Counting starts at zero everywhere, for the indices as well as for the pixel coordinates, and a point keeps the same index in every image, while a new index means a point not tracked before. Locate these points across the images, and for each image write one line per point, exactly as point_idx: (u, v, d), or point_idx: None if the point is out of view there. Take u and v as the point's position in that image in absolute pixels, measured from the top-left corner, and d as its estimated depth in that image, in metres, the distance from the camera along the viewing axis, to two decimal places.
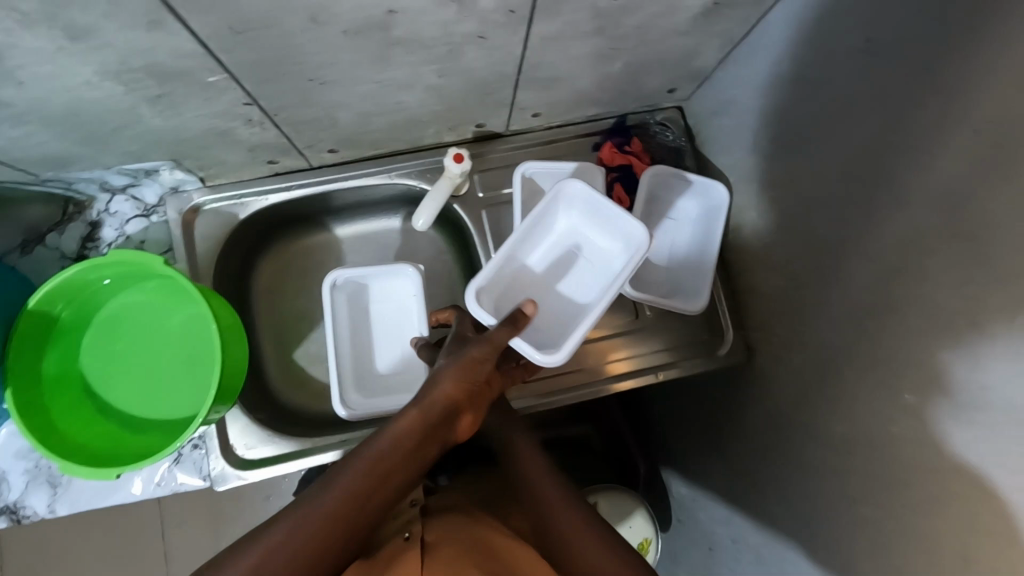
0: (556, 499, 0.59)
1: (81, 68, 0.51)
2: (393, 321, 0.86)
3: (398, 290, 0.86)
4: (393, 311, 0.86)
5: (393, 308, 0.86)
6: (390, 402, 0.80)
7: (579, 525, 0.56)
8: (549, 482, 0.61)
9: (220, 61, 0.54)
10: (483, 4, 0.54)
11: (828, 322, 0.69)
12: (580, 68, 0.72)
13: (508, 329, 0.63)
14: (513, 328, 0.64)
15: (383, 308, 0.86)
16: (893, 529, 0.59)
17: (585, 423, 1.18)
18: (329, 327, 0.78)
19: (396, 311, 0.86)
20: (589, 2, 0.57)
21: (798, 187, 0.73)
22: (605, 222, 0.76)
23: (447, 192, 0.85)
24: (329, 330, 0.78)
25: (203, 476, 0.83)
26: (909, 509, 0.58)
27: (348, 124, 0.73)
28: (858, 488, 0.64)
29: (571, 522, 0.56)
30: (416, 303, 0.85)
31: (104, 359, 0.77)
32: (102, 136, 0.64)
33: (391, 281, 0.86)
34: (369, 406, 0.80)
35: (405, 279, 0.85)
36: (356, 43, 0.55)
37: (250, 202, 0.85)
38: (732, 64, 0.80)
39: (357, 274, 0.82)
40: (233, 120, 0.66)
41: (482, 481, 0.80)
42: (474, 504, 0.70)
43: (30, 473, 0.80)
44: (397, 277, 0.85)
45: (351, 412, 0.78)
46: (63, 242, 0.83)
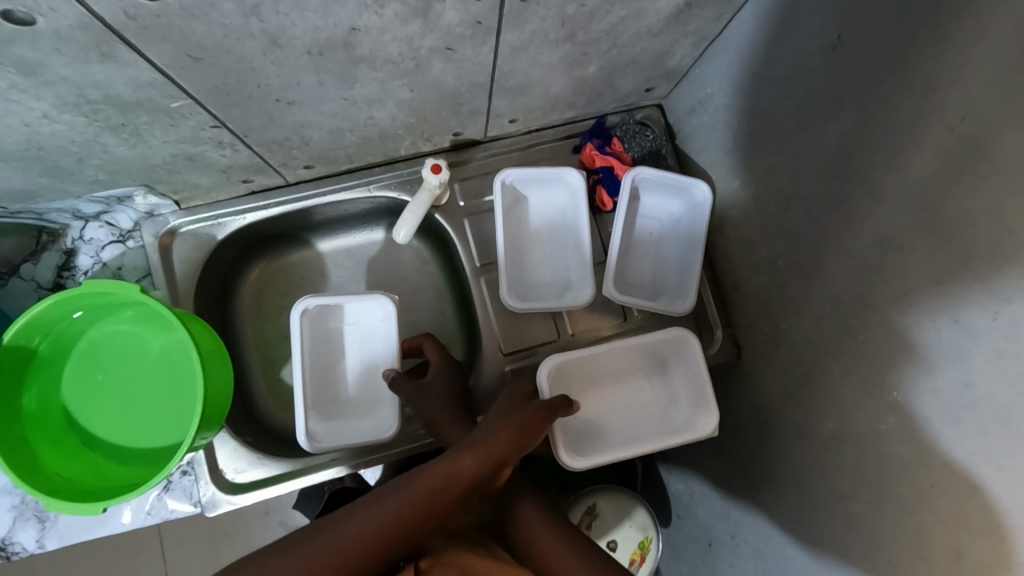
0: (533, 518, 0.62)
1: (37, 102, 0.49)
2: (362, 348, 0.84)
3: (367, 316, 0.84)
4: (364, 338, 0.84)
5: (363, 335, 0.84)
6: (358, 431, 0.80)
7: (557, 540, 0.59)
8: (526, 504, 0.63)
9: (182, 88, 0.52)
10: (447, 17, 0.53)
11: (813, 320, 0.69)
12: (553, 73, 0.71)
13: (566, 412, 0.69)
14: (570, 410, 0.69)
15: (352, 334, 0.84)
16: (883, 525, 0.59)
17: None
18: (297, 358, 0.75)
19: (364, 338, 0.84)
20: (556, 10, 0.57)
21: (775, 185, 0.72)
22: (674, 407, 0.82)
23: (426, 204, 0.84)
24: (296, 356, 0.75)
25: (193, 502, 0.82)
26: (899, 505, 0.58)
27: (321, 141, 0.72)
28: (848, 484, 0.65)
29: (551, 538, 0.59)
30: (382, 328, 0.83)
31: (87, 391, 0.76)
32: (68, 166, 0.63)
33: (360, 307, 0.84)
34: (335, 438, 0.78)
35: (376, 305, 0.83)
36: (320, 63, 0.54)
37: (227, 222, 0.84)
38: (708, 61, 0.79)
39: (330, 301, 0.79)
40: (203, 144, 0.65)
41: None
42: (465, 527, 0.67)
43: (17, 509, 0.79)
44: (369, 302, 0.83)
45: (316, 443, 0.76)
46: (39, 272, 0.81)
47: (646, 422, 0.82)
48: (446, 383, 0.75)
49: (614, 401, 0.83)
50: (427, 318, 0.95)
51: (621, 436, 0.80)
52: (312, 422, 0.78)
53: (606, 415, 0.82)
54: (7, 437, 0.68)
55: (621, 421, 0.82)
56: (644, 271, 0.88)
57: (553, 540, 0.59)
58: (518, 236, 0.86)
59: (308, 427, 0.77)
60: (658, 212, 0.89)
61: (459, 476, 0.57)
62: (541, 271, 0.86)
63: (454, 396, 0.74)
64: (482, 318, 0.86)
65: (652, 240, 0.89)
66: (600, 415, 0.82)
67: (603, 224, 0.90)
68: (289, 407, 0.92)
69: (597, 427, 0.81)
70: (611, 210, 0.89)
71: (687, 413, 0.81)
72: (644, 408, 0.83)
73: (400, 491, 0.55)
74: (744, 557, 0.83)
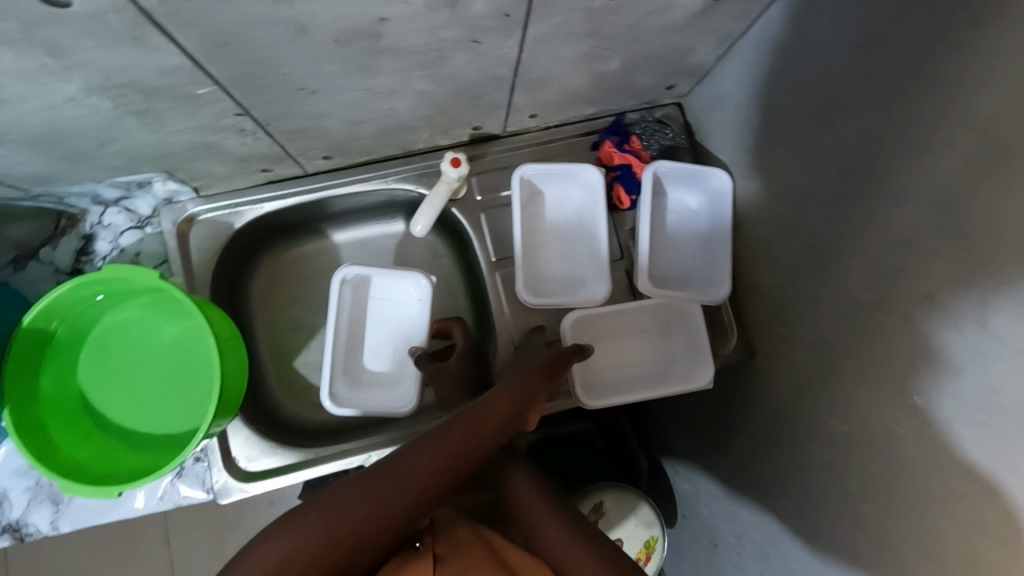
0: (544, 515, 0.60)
1: (65, 85, 0.49)
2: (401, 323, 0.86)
3: (402, 293, 0.86)
4: (398, 316, 0.86)
5: (398, 310, 0.86)
6: (379, 401, 0.82)
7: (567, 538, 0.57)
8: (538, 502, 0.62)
9: (209, 74, 0.52)
10: (474, 8, 0.52)
11: (830, 322, 0.69)
12: (572, 68, 0.70)
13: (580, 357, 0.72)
14: (584, 356, 0.73)
15: (387, 309, 0.86)
16: (896, 529, 0.59)
17: (585, 419, 1.14)
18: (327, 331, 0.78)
19: (399, 315, 0.86)
20: (582, 4, 0.56)
21: (793, 185, 0.72)
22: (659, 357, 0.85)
23: (445, 197, 0.83)
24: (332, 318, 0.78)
25: (206, 489, 0.82)
26: (915, 509, 0.57)
27: (340, 131, 0.72)
28: (862, 487, 0.64)
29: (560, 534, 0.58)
30: (418, 307, 0.85)
31: (103, 376, 0.76)
32: (88, 152, 0.62)
33: (396, 283, 0.86)
34: (356, 401, 0.80)
35: (412, 284, 0.85)
36: (343, 52, 0.54)
37: (245, 211, 0.84)
38: (730, 60, 0.78)
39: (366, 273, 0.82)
40: (224, 131, 0.65)
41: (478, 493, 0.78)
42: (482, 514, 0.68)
43: (31, 491, 0.77)
44: (404, 281, 0.85)
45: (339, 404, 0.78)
46: (58, 256, 0.80)
47: (633, 377, 0.84)
48: (463, 368, 0.76)
49: (614, 356, 0.84)
50: (439, 311, 0.96)
51: (624, 389, 0.83)
52: (339, 385, 0.80)
53: (612, 374, 0.83)
54: (22, 420, 0.68)
55: (620, 375, 0.84)
56: (665, 267, 0.87)
57: (561, 537, 0.58)
58: (533, 231, 0.85)
59: (334, 389, 0.79)
60: (676, 207, 0.88)
61: (499, 414, 0.62)
62: (553, 267, 0.86)
63: (469, 383, 0.76)
64: (496, 315, 0.86)
65: (674, 237, 0.88)
66: (607, 367, 0.84)
67: (623, 221, 0.90)
68: (300, 398, 0.91)
69: (620, 375, 0.84)
70: (628, 209, 0.88)
71: (684, 366, 0.84)
72: (625, 362, 0.84)
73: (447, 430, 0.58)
74: (749, 558, 0.83)
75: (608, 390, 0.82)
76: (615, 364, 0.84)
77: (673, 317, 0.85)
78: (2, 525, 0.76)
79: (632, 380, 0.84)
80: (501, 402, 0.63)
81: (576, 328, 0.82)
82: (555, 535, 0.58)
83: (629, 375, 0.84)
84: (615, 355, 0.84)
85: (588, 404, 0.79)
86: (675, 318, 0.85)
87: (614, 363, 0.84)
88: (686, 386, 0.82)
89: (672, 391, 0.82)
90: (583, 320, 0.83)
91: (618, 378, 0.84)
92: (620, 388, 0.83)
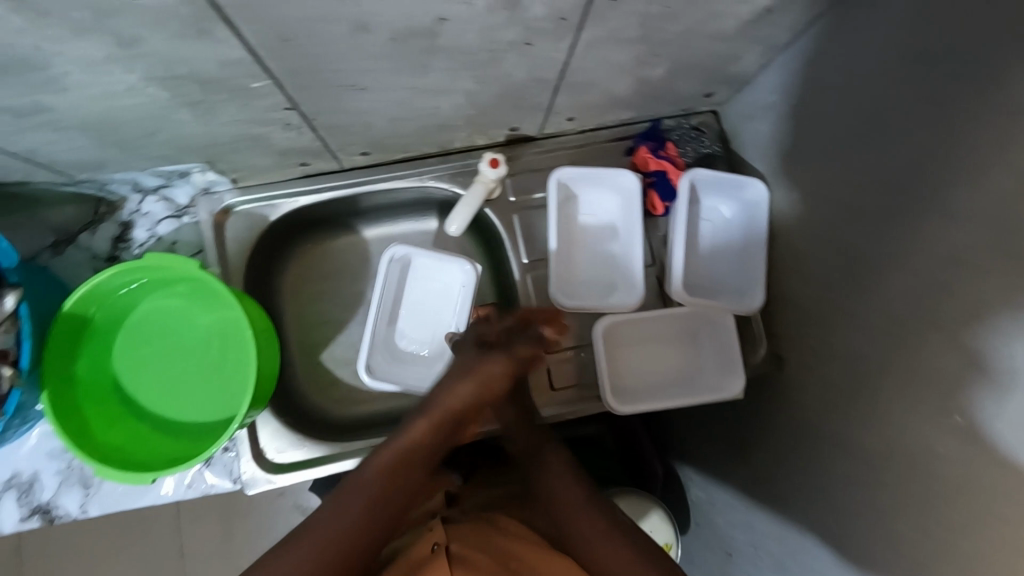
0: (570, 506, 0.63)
1: (126, 74, 0.49)
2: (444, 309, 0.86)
3: (449, 279, 0.87)
4: (442, 302, 0.87)
5: (443, 294, 0.87)
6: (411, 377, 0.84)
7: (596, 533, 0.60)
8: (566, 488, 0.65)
9: (266, 68, 0.52)
10: (533, 11, 0.52)
11: (868, 336, 0.68)
12: (618, 73, 0.70)
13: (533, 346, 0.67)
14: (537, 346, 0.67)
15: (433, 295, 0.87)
16: (928, 548, 0.58)
17: (596, 422, 1.11)
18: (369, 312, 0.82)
19: (442, 300, 0.87)
20: (638, 10, 0.56)
21: (835, 198, 0.71)
22: (686, 365, 0.85)
23: (481, 197, 0.84)
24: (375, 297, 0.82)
25: (233, 479, 0.82)
26: (950, 529, 0.57)
27: (382, 128, 0.72)
28: (895, 505, 0.63)
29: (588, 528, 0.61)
30: (461, 295, 0.85)
31: (136, 363, 0.76)
32: (136, 140, 0.63)
33: (443, 269, 0.87)
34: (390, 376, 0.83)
35: (458, 271, 0.85)
36: (399, 50, 0.54)
37: (281, 204, 0.84)
38: (773, 71, 0.77)
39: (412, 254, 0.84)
40: (270, 124, 0.65)
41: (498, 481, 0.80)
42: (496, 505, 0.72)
43: (63, 473, 0.77)
44: (450, 266, 0.86)
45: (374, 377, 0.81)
46: (96, 242, 0.81)
47: (659, 385, 0.84)
48: None
49: (641, 363, 0.85)
50: None
51: (649, 391, 0.83)
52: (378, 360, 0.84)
53: (639, 378, 0.84)
54: (58, 403, 0.70)
55: (646, 381, 0.84)
56: (698, 275, 0.87)
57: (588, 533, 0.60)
58: (565, 234, 0.86)
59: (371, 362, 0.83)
60: (708, 214, 0.89)
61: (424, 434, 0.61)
62: (584, 270, 0.86)
63: None
64: None
65: (708, 244, 0.88)
66: (635, 374, 0.84)
67: (656, 227, 0.89)
68: (325, 391, 0.92)
69: (646, 381, 0.84)
70: (662, 214, 0.88)
71: (714, 375, 0.83)
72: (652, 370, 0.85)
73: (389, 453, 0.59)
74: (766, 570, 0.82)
75: (637, 395, 0.82)
76: (640, 371, 0.85)
77: (704, 325, 0.85)
78: (33, 506, 0.77)
79: (659, 387, 0.84)
80: (417, 431, 0.61)
81: (607, 333, 0.83)
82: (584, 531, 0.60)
83: (656, 382, 0.84)
84: (642, 362, 0.85)
85: (616, 409, 0.79)
86: (706, 326, 0.84)
87: (641, 370, 0.85)
88: (714, 395, 0.81)
89: (699, 400, 0.81)
90: (615, 326, 0.83)
91: (644, 385, 0.84)
92: (647, 394, 0.83)
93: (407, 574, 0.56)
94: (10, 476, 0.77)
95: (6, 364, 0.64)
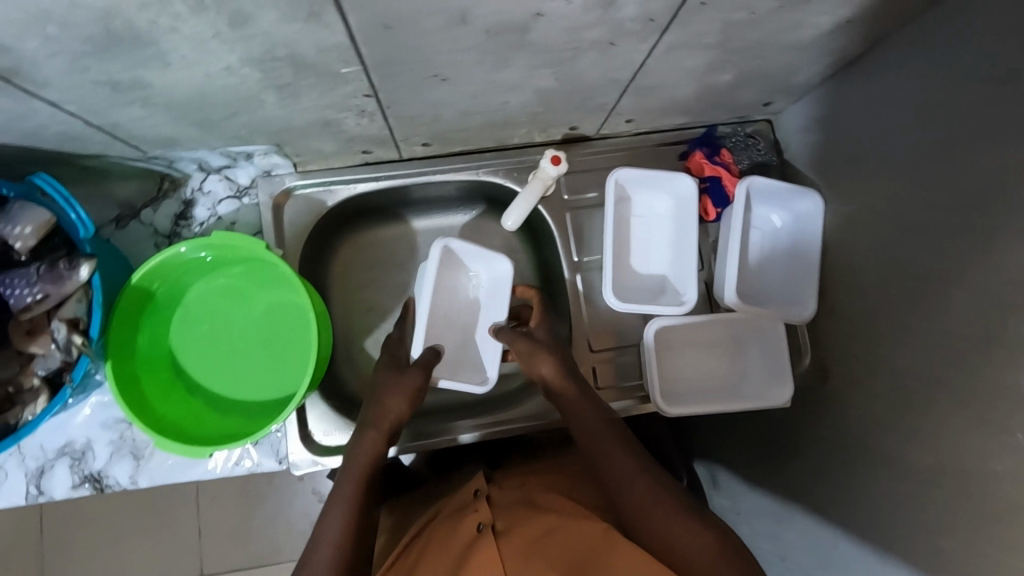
0: (624, 470, 0.63)
1: (227, 54, 0.50)
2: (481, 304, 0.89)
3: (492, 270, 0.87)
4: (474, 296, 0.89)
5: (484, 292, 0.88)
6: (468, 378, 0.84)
7: (644, 495, 0.60)
8: (616, 454, 0.65)
9: (359, 55, 0.53)
10: (624, 12, 0.53)
11: (913, 350, 0.68)
12: (687, 77, 0.71)
13: (419, 378, 0.75)
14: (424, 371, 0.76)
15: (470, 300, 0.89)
16: (971, 564, 0.58)
17: None
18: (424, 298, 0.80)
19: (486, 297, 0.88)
20: (725, 15, 0.57)
21: (890, 210, 0.71)
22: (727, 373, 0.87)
23: (538, 193, 0.84)
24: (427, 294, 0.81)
25: (278, 459, 0.81)
26: (997, 546, 0.56)
27: (449, 120, 0.73)
28: (935, 520, 0.63)
29: (638, 492, 0.61)
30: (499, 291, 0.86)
31: (192, 340, 0.78)
32: (217, 120, 0.64)
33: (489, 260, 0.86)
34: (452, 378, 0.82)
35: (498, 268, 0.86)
36: (488, 44, 0.55)
37: (339, 190, 0.86)
38: (837, 83, 0.77)
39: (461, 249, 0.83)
40: (345, 111, 0.66)
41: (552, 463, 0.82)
42: (539, 487, 0.73)
43: (115, 444, 0.78)
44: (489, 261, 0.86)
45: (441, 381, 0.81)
46: (157, 218, 0.82)
47: (701, 390, 0.85)
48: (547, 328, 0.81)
49: (684, 367, 0.86)
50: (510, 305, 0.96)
51: (693, 395, 0.85)
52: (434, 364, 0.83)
53: (684, 379, 0.86)
54: (122, 373, 0.70)
55: (689, 387, 0.86)
56: (747, 283, 0.88)
57: (640, 493, 0.61)
58: (618, 235, 0.86)
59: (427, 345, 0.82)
60: (756, 222, 0.89)
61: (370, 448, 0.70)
62: (636, 271, 0.87)
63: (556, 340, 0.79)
64: (573, 316, 0.89)
65: (756, 252, 0.89)
66: (681, 375, 0.86)
67: (706, 233, 0.91)
68: (366, 378, 0.92)
69: (690, 386, 0.86)
70: (713, 220, 0.89)
71: (760, 383, 0.84)
72: (692, 375, 0.86)
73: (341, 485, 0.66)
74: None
75: (683, 397, 0.85)
76: (683, 374, 0.86)
77: (750, 334, 0.86)
78: (84, 474, 0.78)
79: (701, 393, 0.85)
80: (371, 440, 0.70)
81: (660, 336, 0.85)
82: (639, 491, 0.61)
83: (699, 388, 0.86)
84: (686, 366, 0.87)
85: (665, 411, 0.81)
86: (752, 336, 0.86)
87: (684, 374, 0.86)
88: (761, 404, 0.82)
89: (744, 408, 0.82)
90: (668, 329, 0.85)
91: (687, 388, 0.85)
92: (690, 397, 0.85)
93: (460, 554, 0.61)
94: (64, 443, 0.78)
95: (76, 331, 0.66)
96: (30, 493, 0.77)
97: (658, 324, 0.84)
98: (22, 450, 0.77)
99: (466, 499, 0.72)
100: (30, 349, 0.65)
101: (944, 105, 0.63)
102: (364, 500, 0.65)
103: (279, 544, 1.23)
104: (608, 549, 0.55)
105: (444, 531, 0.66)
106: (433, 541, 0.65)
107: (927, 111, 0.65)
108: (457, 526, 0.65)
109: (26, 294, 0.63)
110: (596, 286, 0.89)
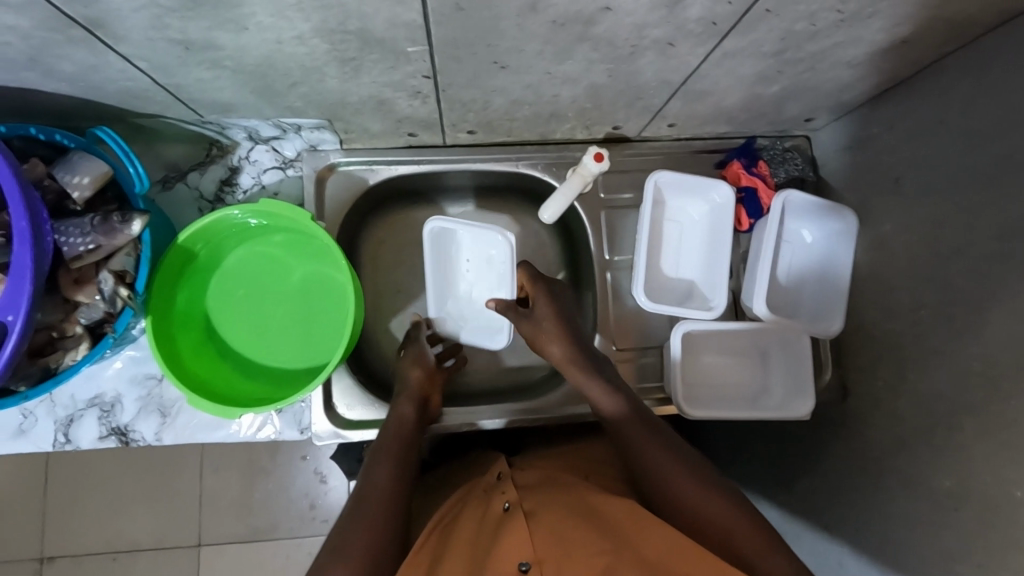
0: (661, 455, 0.66)
1: (302, 23, 0.52)
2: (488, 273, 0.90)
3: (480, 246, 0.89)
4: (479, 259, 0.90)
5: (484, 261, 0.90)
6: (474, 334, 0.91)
7: (685, 482, 0.62)
8: (652, 439, 0.68)
9: (427, 35, 0.55)
10: (689, 12, 0.54)
11: (941, 373, 0.68)
12: (737, 85, 0.72)
13: (418, 346, 0.85)
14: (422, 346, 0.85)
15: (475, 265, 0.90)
16: None
17: None
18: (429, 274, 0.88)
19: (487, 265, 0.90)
20: (786, 25, 0.58)
21: (927, 233, 0.72)
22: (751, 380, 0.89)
23: (576, 189, 0.85)
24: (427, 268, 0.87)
25: (300, 430, 0.83)
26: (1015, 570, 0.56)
27: (499, 109, 0.75)
28: (951, 542, 0.64)
29: (677, 479, 0.63)
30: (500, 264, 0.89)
31: (228, 304, 0.80)
32: (277, 89, 0.66)
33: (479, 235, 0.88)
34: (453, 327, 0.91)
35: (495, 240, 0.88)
36: (554, 34, 0.56)
37: (380, 170, 0.88)
38: (881, 104, 0.77)
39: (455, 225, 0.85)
40: (402, 91, 0.68)
41: (577, 448, 0.83)
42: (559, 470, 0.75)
43: (143, 400, 0.80)
44: (481, 236, 0.88)
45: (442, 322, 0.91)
46: (203, 182, 0.84)
47: (725, 396, 0.87)
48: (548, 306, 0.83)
49: (709, 372, 0.88)
50: None
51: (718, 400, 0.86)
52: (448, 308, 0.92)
53: (710, 382, 0.88)
54: (160, 329, 0.72)
55: (714, 391, 0.87)
56: (775, 296, 0.89)
57: (679, 480, 0.62)
58: (652, 238, 0.88)
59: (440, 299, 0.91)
60: (787, 236, 0.89)
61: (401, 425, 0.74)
62: (666, 275, 0.89)
63: (562, 317, 0.82)
64: (600, 314, 0.89)
65: (785, 266, 0.89)
66: (701, 379, 0.88)
67: (738, 242, 0.92)
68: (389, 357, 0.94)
69: (713, 391, 0.88)
70: (745, 230, 0.89)
71: (782, 396, 0.85)
72: (715, 379, 0.88)
73: (375, 467, 0.67)
74: None
75: (704, 401, 0.86)
76: (710, 378, 0.88)
77: (776, 346, 0.87)
78: (112, 426, 0.79)
79: (727, 398, 0.87)
80: (404, 412, 0.76)
81: (688, 338, 0.87)
82: (675, 472, 0.63)
83: (723, 392, 0.88)
84: (712, 372, 0.88)
85: (687, 414, 0.83)
86: (779, 348, 0.87)
87: (705, 379, 0.88)
88: (782, 415, 0.83)
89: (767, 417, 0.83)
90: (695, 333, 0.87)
91: (710, 393, 0.87)
92: (712, 400, 0.86)
93: (491, 528, 0.62)
94: (95, 394, 0.79)
95: (122, 284, 0.67)
96: (57, 440, 0.79)
97: (687, 328, 0.85)
98: (53, 398, 0.79)
99: (491, 480, 0.73)
100: (76, 298, 0.65)
101: (989, 132, 0.63)
102: (404, 469, 0.68)
103: (279, 520, 1.24)
104: (636, 528, 0.55)
105: (474, 509, 0.67)
106: (463, 518, 0.66)
107: (970, 137, 0.66)
108: (487, 505, 0.67)
109: (79, 244, 0.63)
110: (624, 284, 0.90)
